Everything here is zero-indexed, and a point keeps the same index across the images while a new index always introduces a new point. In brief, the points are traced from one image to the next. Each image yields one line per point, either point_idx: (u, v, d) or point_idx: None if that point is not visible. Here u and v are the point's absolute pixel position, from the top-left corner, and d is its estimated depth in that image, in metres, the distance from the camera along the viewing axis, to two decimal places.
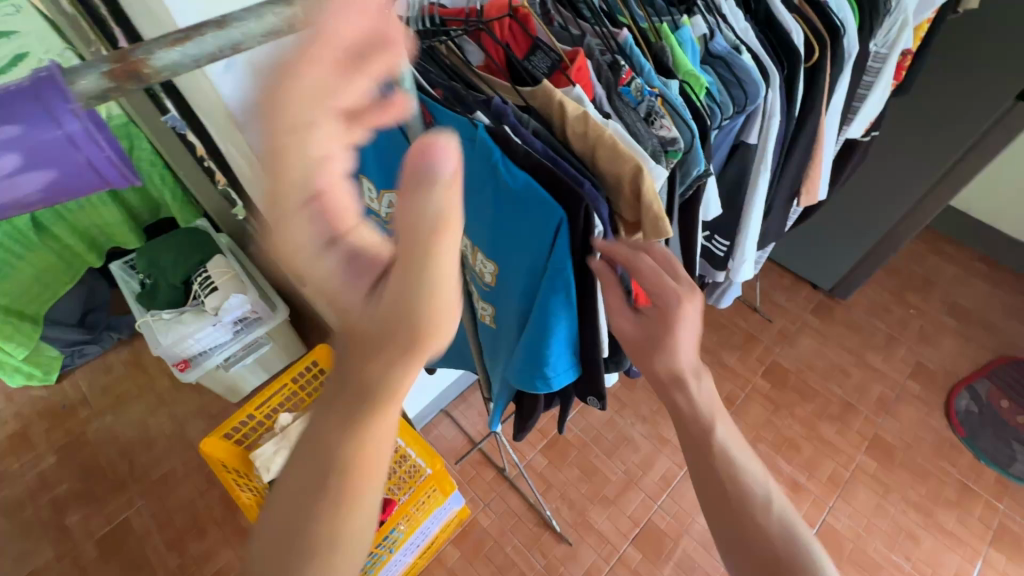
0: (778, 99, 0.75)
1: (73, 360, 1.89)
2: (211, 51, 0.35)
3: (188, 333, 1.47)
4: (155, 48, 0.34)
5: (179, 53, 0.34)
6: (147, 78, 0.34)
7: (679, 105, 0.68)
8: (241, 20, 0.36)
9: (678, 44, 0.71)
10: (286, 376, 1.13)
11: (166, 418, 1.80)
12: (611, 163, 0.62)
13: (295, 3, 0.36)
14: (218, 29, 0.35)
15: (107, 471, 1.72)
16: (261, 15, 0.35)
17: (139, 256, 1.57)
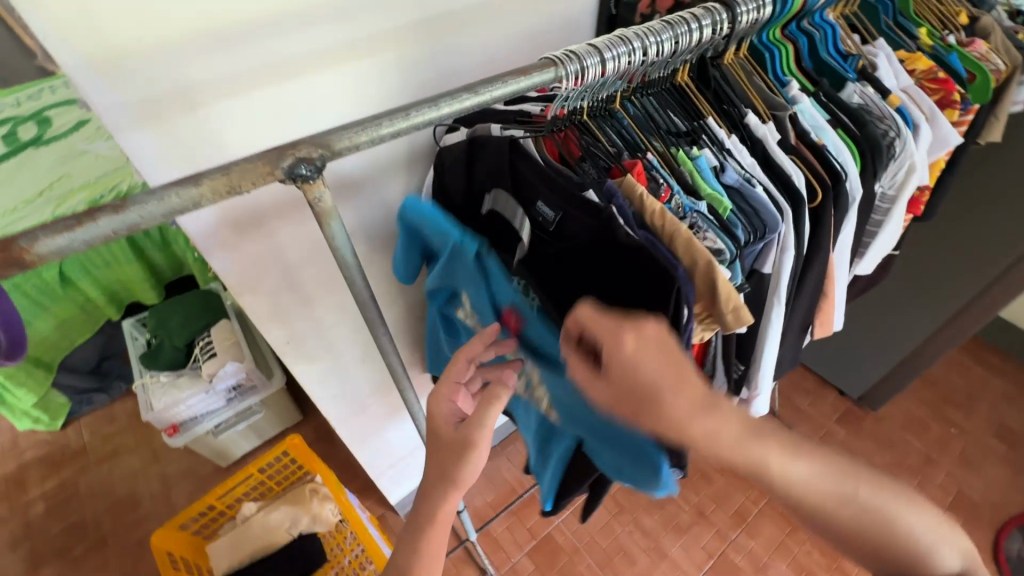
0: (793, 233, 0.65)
1: (81, 406, 1.93)
2: (104, 234, 0.35)
3: (181, 397, 1.48)
4: (40, 235, 0.33)
5: (64, 238, 0.34)
6: (28, 263, 0.34)
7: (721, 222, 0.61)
8: (141, 202, 0.36)
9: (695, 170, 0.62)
10: (251, 468, 1.08)
11: (157, 477, 1.79)
12: (685, 253, 0.56)
13: (200, 184, 0.37)
14: (112, 212, 0.35)
15: (90, 528, 1.70)
16: (165, 198, 0.36)
17: (150, 315, 1.62)
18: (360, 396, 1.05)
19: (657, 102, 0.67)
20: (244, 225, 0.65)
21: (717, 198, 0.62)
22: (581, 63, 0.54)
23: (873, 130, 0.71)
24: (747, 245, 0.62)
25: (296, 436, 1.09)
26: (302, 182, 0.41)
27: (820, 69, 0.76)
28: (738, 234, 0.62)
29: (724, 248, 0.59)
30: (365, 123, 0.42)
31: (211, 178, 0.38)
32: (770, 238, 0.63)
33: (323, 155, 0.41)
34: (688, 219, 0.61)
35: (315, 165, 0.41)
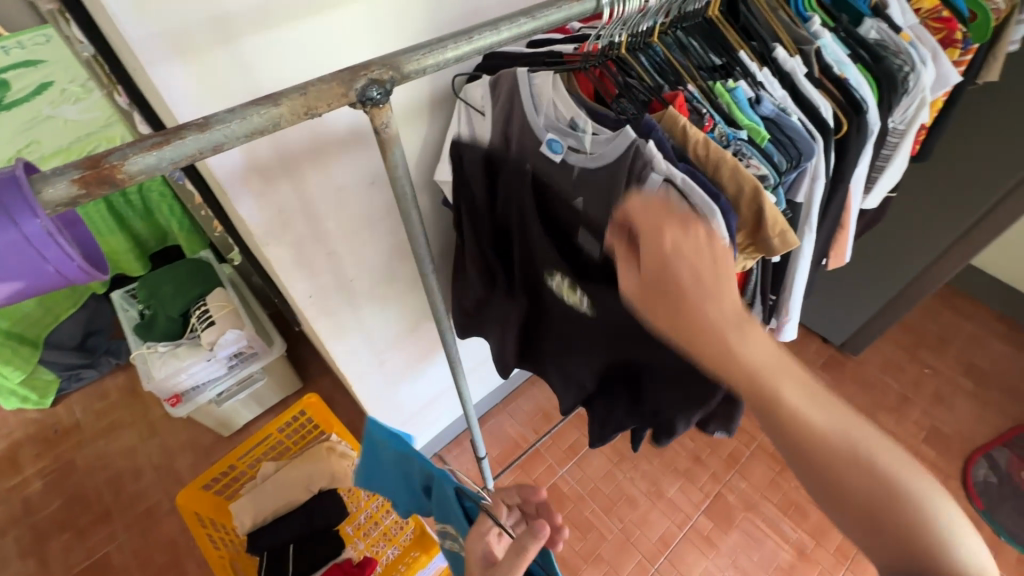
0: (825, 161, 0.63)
1: (70, 383, 1.88)
2: (191, 153, 0.34)
3: (182, 366, 1.45)
4: (131, 152, 0.33)
5: (155, 156, 0.33)
6: (120, 182, 0.33)
7: (760, 150, 0.60)
8: (223, 122, 0.35)
9: (731, 101, 0.60)
10: (272, 425, 1.10)
11: (157, 449, 1.77)
12: (730, 180, 0.56)
13: (280, 104, 0.37)
14: (198, 131, 0.34)
15: (92, 501, 1.68)
16: (247, 116, 0.35)
17: (140, 286, 1.57)
18: (368, 354, 1.04)
19: (692, 36, 0.65)
20: (280, 168, 0.65)
21: (756, 128, 0.59)
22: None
23: (889, 65, 0.69)
24: (783, 174, 0.60)
25: (315, 394, 1.11)
26: (372, 108, 0.41)
27: (840, 7, 0.75)
28: (775, 161, 0.60)
29: (768, 172, 0.58)
30: (432, 46, 0.42)
31: (290, 98, 0.37)
32: (804, 167, 0.61)
33: (393, 78, 0.41)
34: (731, 148, 0.59)
35: (387, 88, 0.40)
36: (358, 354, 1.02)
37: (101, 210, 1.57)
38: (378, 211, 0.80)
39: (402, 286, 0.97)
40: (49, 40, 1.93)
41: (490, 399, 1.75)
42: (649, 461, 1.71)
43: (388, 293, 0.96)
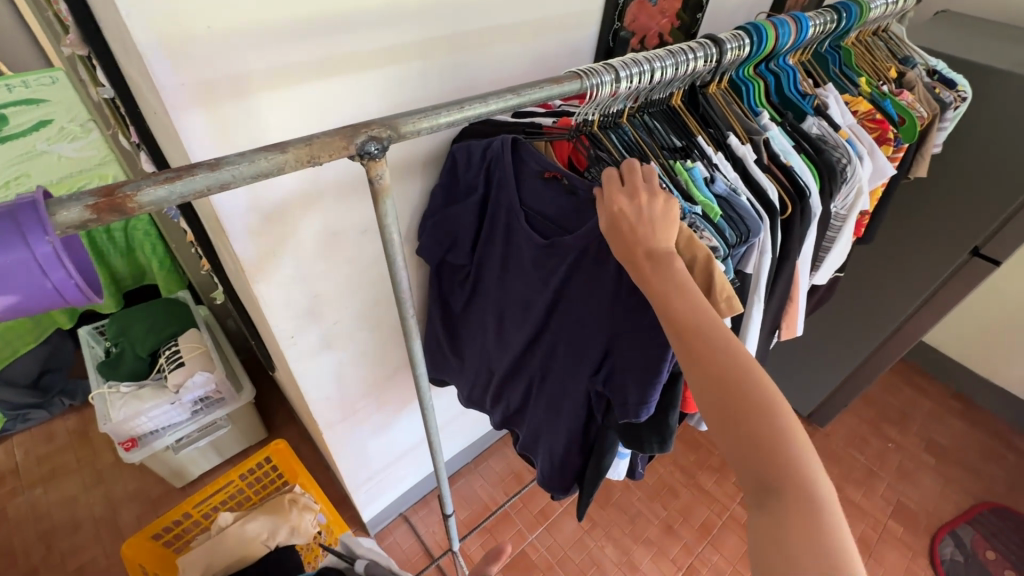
0: (772, 236, 0.69)
1: (16, 424, 1.77)
2: (198, 188, 0.37)
3: (142, 409, 1.39)
4: (144, 185, 0.35)
5: (166, 190, 0.36)
6: (130, 211, 0.35)
7: (714, 222, 0.65)
8: (233, 164, 0.38)
9: (689, 178, 0.67)
10: (237, 469, 1.08)
11: (101, 499, 1.66)
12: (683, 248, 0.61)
13: (288, 151, 0.41)
14: (208, 169, 0.37)
15: (18, 557, 1.53)
16: (255, 160, 0.39)
17: (111, 323, 1.55)
18: (339, 404, 1.04)
19: (657, 120, 0.73)
20: (273, 213, 0.69)
21: (710, 205, 0.65)
22: (594, 80, 0.60)
23: (829, 157, 0.78)
24: (732, 248, 0.65)
25: (282, 440, 1.10)
26: (369, 160, 0.45)
27: (786, 104, 0.85)
28: (726, 236, 0.65)
29: (718, 245, 0.63)
30: (427, 112, 0.47)
31: (296, 146, 0.41)
32: (752, 242, 0.67)
33: (390, 136, 0.45)
34: (686, 221, 0.64)
35: (383, 144, 0.45)
36: (328, 403, 1.02)
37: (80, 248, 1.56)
38: (361, 261, 0.85)
39: (379, 333, 0.99)
40: (54, 81, 2.00)
41: (462, 457, 1.70)
42: (620, 528, 1.65)
43: (365, 340, 0.97)
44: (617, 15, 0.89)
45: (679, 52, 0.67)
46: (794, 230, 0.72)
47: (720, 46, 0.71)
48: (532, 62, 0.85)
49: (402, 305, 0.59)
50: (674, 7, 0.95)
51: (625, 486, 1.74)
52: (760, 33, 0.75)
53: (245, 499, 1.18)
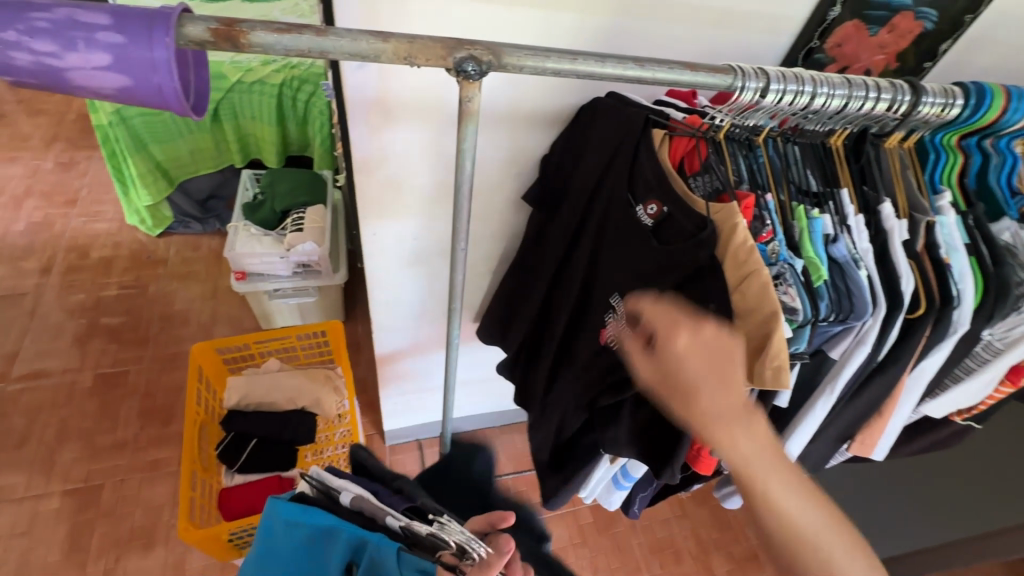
0: (877, 330, 0.58)
1: (179, 226, 2.17)
2: (302, 48, 0.40)
3: (259, 251, 1.62)
4: (259, 28, 0.39)
5: (274, 38, 0.39)
6: (240, 46, 0.40)
7: (809, 284, 0.57)
8: (338, 36, 0.41)
9: (806, 227, 0.59)
10: (297, 330, 1.19)
11: (209, 310, 1.98)
12: (755, 298, 0.55)
13: (389, 41, 0.42)
14: (315, 34, 0.40)
15: (141, 325, 1.90)
16: (357, 38, 0.41)
17: (267, 175, 1.81)
18: (395, 313, 1.11)
19: (802, 154, 0.64)
20: (395, 110, 0.74)
21: (815, 264, 0.58)
22: (741, 79, 0.53)
23: (1008, 274, 0.62)
24: (818, 320, 0.57)
25: (337, 323, 1.17)
26: (463, 79, 0.45)
27: (982, 195, 0.69)
28: (817, 306, 0.57)
29: (799, 308, 0.55)
30: (537, 52, 0.46)
31: (398, 40, 0.42)
32: (850, 325, 0.58)
33: (491, 62, 0.45)
34: (776, 267, 0.57)
35: (481, 67, 0.45)
36: (389, 309, 1.09)
37: (269, 103, 1.87)
38: None
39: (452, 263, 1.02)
40: None
41: (490, 419, 1.73)
42: (606, 561, 1.59)
43: (438, 265, 1.00)
44: (819, 33, 0.77)
45: (859, 84, 0.57)
46: (916, 337, 0.60)
47: (919, 96, 0.59)
48: (697, 53, 0.77)
49: (456, 237, 0.60)
50: (898, 45, 0.80)
51: (630, 526, 1.66)
52: (982, 98, 0.61)
53: (296, 357, 1.31)
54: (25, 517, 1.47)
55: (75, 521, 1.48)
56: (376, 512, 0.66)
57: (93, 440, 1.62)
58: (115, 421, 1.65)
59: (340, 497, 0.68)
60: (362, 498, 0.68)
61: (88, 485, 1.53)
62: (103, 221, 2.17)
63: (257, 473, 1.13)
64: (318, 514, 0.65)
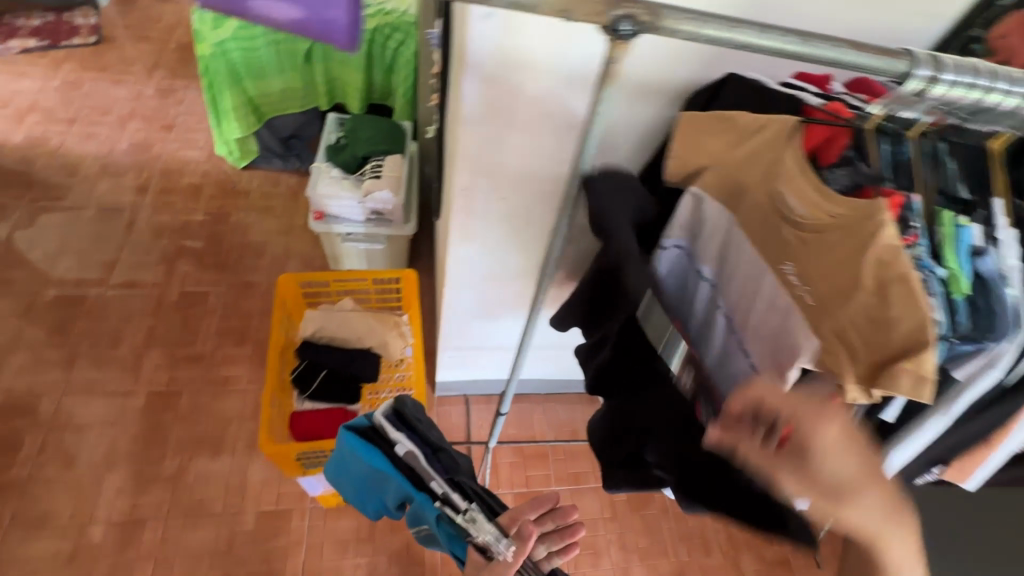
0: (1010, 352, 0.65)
1: (262, 161, 2.26)
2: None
3: (338, 195, 1.68)
4: None
5: None
6: None
7: (955, 298, 0.64)
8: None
9: (954, 235, 0.65)
10: (373, 274, 1.23)
11: (284, 245, 2.07)
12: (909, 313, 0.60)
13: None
14: None
15: (222, 251, 2.01)
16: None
17: (351, 119, 1.85)
18: (471, 273, 1.13)
19: (952, 157, 0.71)
20: (509, 66, 0.73)
21: (957, 278, 0.64)
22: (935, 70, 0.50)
23: None
24: (956, 334, 0.64)
25: (413, 274, 1.21)
26: (615, 39, 0.45)
27: None
28: (956, 320, 0.64)
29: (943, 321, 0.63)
30: (697, 17, 0.44)
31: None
32: (984, 344, 0.64)
33: (648, 23, 0.44)
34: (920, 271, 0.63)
35: (636, 28, 0.44)
36: (463, 267, 1.12)
37: (359, 48, 1.89)
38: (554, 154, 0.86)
39: (534, 230, 1.02)
40: None
41: (538, 386, 1.77)
42: (635, 540, 1.62)
43: (520, 229, 1.01)
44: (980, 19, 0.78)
45: None
46: None
47: None
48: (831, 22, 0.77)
49: None
50: None
51: (664, 512, 1.68)
52: None
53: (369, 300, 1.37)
54: (114, 409, 1.62)
55: (157, 420, 1.62)
56: (424, 473, 0.79)
57: (176, 350, 1.75)
58: (194, 336, 1.78)
59: (397, 451, 0.80)
60: (415, 457, 0.80)
61: (169, 390, 1.67)
62: (196, 149, 2.29)
63: (324, 402, 1.21)
64: (377, 459, 0.81)
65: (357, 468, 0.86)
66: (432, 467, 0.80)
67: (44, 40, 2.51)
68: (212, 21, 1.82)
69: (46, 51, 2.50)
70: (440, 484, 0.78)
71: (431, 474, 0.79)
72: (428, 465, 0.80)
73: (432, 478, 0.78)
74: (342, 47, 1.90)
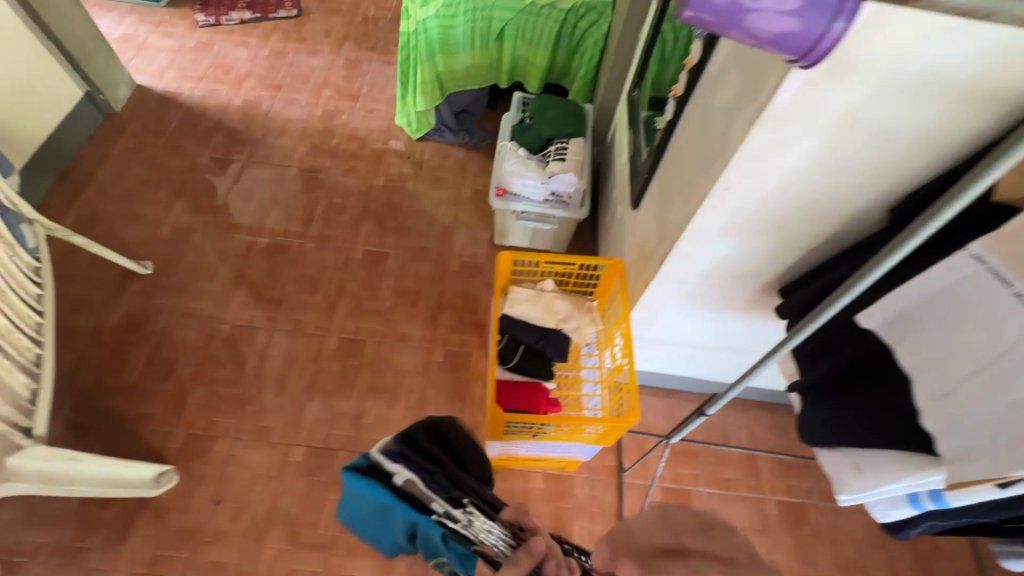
0: None
1: (435, 134, 2.38)
2: None
3: (523, 174, 1.72)
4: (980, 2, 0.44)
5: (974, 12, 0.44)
6: None
7: None
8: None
9: None
10: (583, 260, 1.27)
11: (452, 216, 2.20)
12: None
13: None
14: None
15: (399, 216, 2.18)
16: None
17: (537, 99, 1.88)
18: (686, 272, 1.12)
19: None
20: (839, 69, 0.70)
21: None
22: None
23: None
24: None
25: (621, 263, 1.25)
26: None
27: None
28: None
29: None
30: None
31: None
32: None
33: None
34: None
35: None
36: (682, 266, 1.11)
37: (551, 28, 1.91)
38: (837, 162, 0.83)
39: (772, 236, 0.99)
40: None
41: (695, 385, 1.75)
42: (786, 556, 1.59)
43: (757, 234, 0.99)
44: None
45: None
46: None
47: None
48: None
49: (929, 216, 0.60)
50: None
51: (819, 536, 1.62)
52: None
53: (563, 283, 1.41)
54: (311, 349, 1.83)
55: (345, 364, 1.82)
56: (425, 496, 0.86)
57: (361, 303, 1.94)
58: (377, 293, 1.96)
59: (396, 482, 0.87)
60: (413, 484, 0.87)
61: (356, 339, 1.87)
62: (376, 118, 2.47)
63: (521, 375, 1.28)
64: (383, 492, 0.89)
65: (374, 503, 0.97)
66: (423, 485, 0.87)
67: (256, 12, 2.80)
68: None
69: (256, 22, 2.79)
70: (439, 504, 0.85)
71: (416, 500, 0.87)
72: (420, 484, 0.87)
73: (427, 496, 0.86)
74: (534, 26, 1.92)
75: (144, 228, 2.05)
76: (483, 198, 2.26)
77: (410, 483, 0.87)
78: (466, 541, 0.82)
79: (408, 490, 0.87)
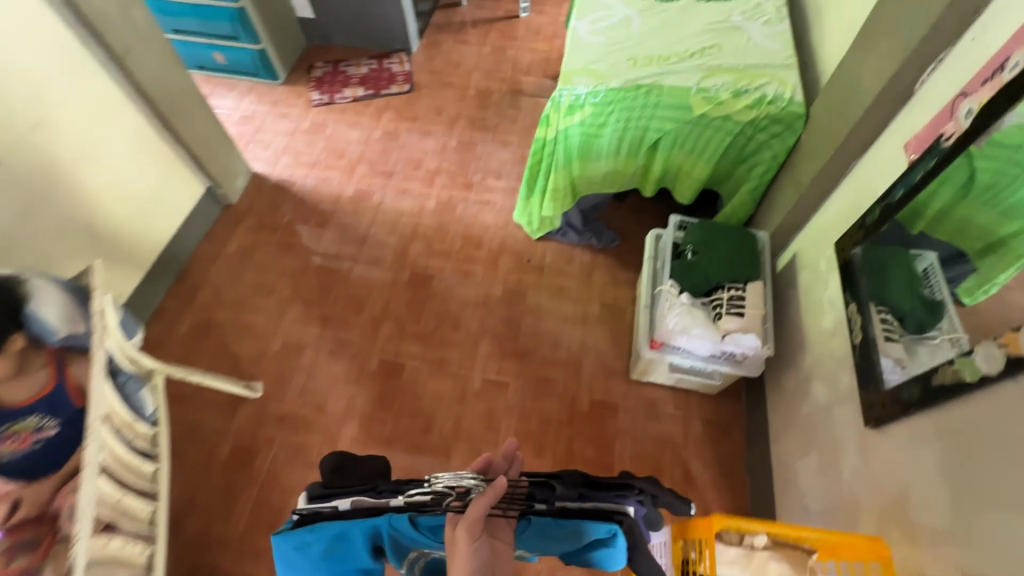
0: None
1: (557, 234, 2.13)
2: None
3: (689, 330, 1.41)
4: None
5: None
6: None
7: None
8: None
9: None
10: None
11: (580, 338, 1.93)
12: None
13: None
14: None
15: (520, 336, 1.93)
16: None
17: (699, 226, 1.57)
18: None
19: None
20: None
21: None
22: None
23: None
24: None
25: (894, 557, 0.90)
26: None
27: None
28: None
29: None
30: None
31: None
32: None
33: None
34: None
35: None
36: None
37: (721, 141, 1.60)
38: None
39: None
40: None
41: None
42: None
43: None
44: None
45: None
46: None
47: None
48: None
49: None
50: None
51: None
52: None
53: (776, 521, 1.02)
54: None
55: None
56: (377, 504, 0.83)
57: (479, 448, 1.71)
58: (497, 436, 1.73)
59: (341, 507, 0.83)
60: (364, 500, 0.84)
61: None
62: (492, 212, 2.26)
63: None
64: (329, 524, 0.80)
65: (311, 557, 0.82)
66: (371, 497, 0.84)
67: (369, 88, 2.69)
68: (566, 107, 1.62)
69: (369, 99, 2.69)
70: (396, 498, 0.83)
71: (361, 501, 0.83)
72: (368, 499, 0.84)
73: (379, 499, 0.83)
74: (698, 137, 1.61)
75: (255, 340, 1.94)
76: (614, 316, 1.97)
77: (358, 500, 0.83)
78: (440, 509, 0.79)
79: (360, 503, 0.83)
